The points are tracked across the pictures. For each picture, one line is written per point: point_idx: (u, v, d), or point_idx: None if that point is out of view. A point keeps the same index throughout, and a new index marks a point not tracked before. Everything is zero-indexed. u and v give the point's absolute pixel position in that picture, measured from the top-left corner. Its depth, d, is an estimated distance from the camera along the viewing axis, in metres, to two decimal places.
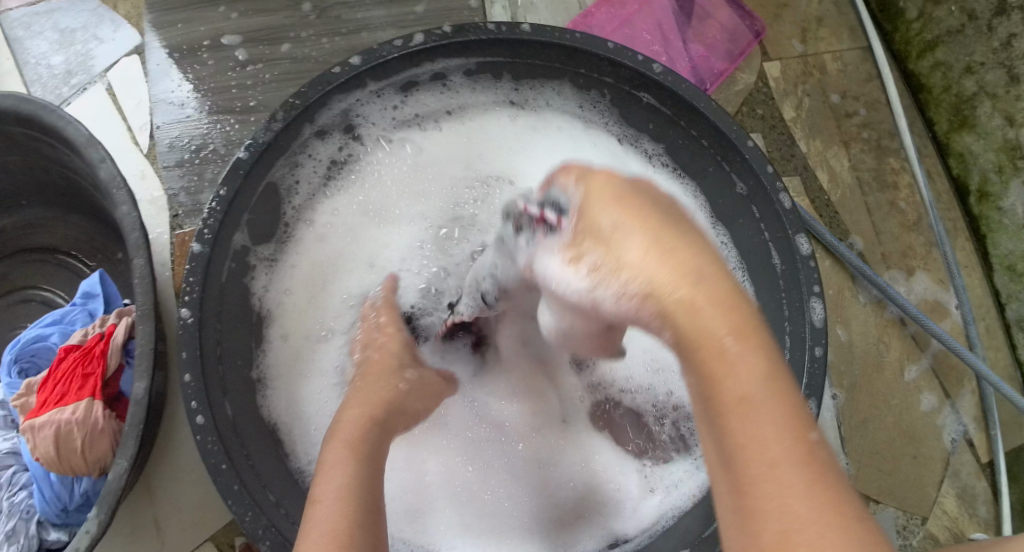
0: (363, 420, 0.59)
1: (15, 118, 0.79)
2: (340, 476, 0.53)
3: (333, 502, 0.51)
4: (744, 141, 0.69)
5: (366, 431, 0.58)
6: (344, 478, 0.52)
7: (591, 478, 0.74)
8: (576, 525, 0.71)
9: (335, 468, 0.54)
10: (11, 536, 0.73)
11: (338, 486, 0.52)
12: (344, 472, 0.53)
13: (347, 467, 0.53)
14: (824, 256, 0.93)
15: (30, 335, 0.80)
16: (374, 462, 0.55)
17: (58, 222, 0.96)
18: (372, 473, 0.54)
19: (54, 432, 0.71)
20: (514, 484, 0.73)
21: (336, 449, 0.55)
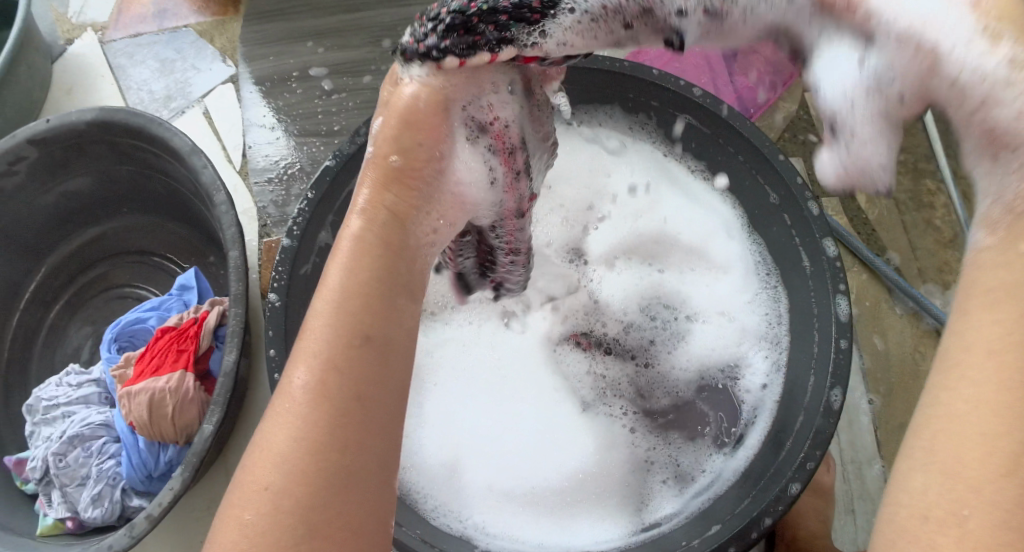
0: (360, 243, 0.52)
1: (124, 129, 0.90)
2: (330, 317, 0.48)
3: (317, 356, 0.47)
4: (777, 156, 0.74)
5: (364, 259, 0.51)
6: (331, 327, 0.48)
7: (608, 457, 0.74)
8: (594, 502, 0.73)
9: (318, 313, 0.49)
10: (96, 500, 0.82)
11: (326, 335, 0.48)
12: (331, 316, 0.49)
13: (333, 311, 0.49)
14: (860, 269, 0.96)
15: (130, 317, 0.90)
16: (375, 302, 0.50)
17: (154, 227, 1.07)
18: (373, 320, 0.49)
19: (148, 398, 0.79)
20: (529, 456, 0.75)
21: (326, 296, 0.50)
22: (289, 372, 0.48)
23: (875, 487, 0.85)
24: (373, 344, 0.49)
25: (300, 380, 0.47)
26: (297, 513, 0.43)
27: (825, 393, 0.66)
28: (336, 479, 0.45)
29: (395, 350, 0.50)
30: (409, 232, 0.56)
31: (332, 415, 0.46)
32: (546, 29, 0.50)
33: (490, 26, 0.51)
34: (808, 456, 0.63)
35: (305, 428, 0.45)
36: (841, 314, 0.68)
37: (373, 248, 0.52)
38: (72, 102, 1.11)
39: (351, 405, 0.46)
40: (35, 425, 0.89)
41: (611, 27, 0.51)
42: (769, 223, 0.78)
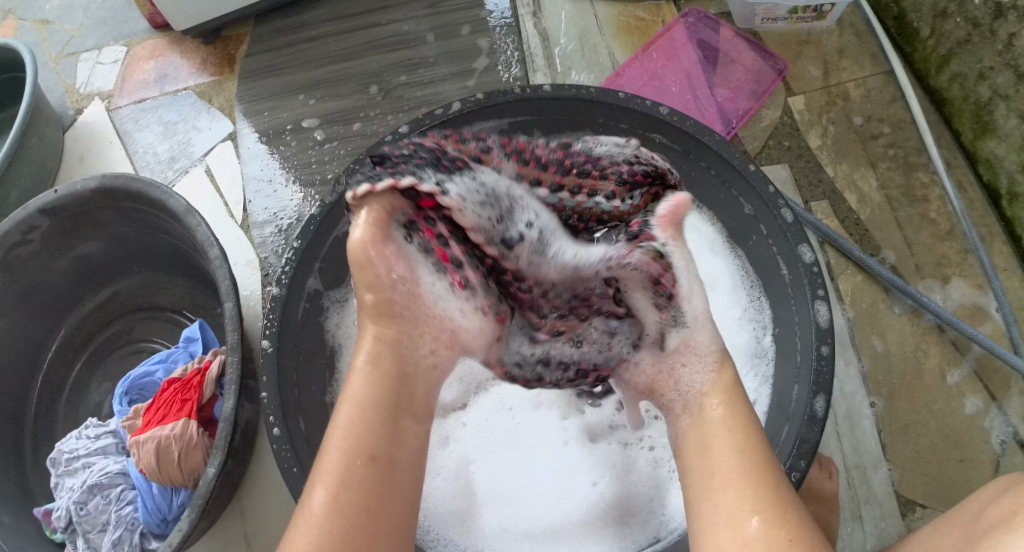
0: (371, 373, 0.60)
1: (126, 194, 0.94)
2: (343, 441, 0.57)
3: (330, 478, 0.56)
4: (747, 166, 0.74)
5: (373, 387, 0.59)
6: (342, 454, 0.56)
7: (620, 485, 0.75)
8: (605, 530, 0.73)
9: (334, 442, 0.57)
10: (117, 544, 0.85)
11: (339, 457, 0.56)
12: (344, 440, 0.57)
13: (346, 437, 0.57)
14: (854, 271, 0.95)
15: (140, 370, 0.94)
16: (378, 425, 0.58)
17: (166, 283, 1.10)
18: (378, 442, 0.57)
19: (155, 445, 0.82)
20: (544, 492, 0.76)
21: (339, 424, 0.58)
22: (310, 495, 0.56)
23: (882, 491, 0.85)
24: (377, 463, 0.57)
25: (318, 500, 0.55)
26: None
27: (808, 400, 0.66)
28: None
29: (400, 467, 0.58)
30: (407, 358, 0.62)
31: (344, 533, 0.54)
32: (449, 180, 0.62)
33: (405, 165, 0.61)
34: (792, 467, 0.64)
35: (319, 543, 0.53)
36: (821, 319, 0.68)
37: (382, 376, 0.60)
38: (83, 168, 1.16)
39: (360, 519, 0.54)
40: (59, 477, 0.92)
41: (489, 215, 0.64)
42: (748, 234, 0.76)
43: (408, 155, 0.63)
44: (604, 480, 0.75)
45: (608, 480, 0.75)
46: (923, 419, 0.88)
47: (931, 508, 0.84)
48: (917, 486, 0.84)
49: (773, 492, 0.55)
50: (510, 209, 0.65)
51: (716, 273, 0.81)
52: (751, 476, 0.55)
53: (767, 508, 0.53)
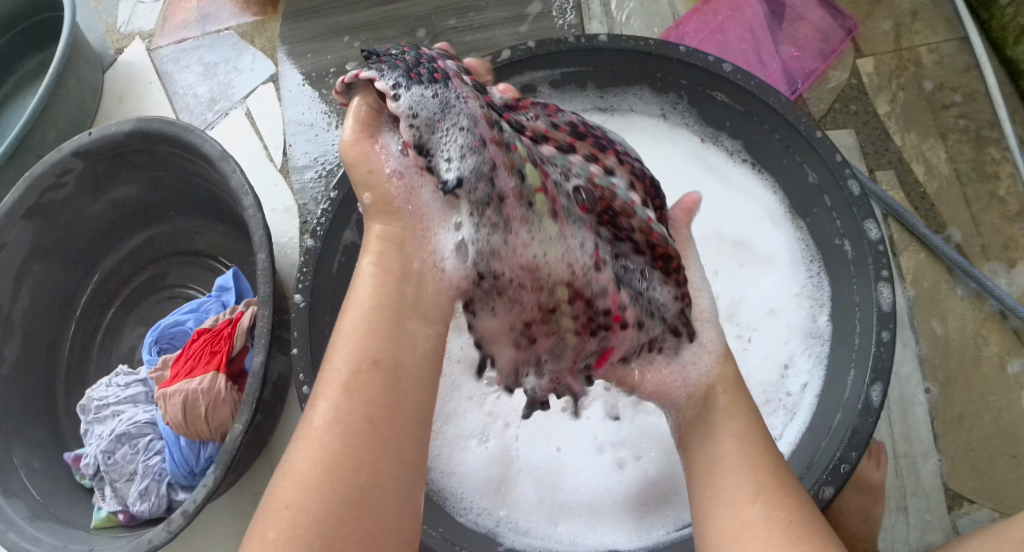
0: (378, 278, 0.58)
1: (161, 138, 0.91)
2: (348, 351, 0.55)
3: (335, 389, 0.54)
4: (814, 133, 0.68)
5: (379, 288, 0.57)
6: (346, 357, 0.54)
7: (664, 462, 0.72)
8: (644, 508, 0.71)
9: (344, 341, 0.55)
10: (144, 494, 0.85)
11: (342, 367, 0.54)
12: (350, 345, 0.55)
13: (353, 342, 0.55)
14: (917, 249, 0.90)
15: (170, 320, 0.93)
16: (382, 332, 0.56)
17: (201, 229, 1.08)
18: (382, 348, 0.55)
19: (182, 399, 0.81)
20: (584, 463, 0.73)
21: (346, 325, 0.56)
22: (315, 401, 0.54)
23: (930, 483, 0.81)
24: (381, 369, 0.55)
25: (319, 412, 0.53)
26: (312, 530, 0.50)
27: (864, 388, 0.62)
28: (348, 492, 0.51)
29: (404, 375, 0.55)
30: (409, 258, 0.59)
31: (343, 438, 0.52)
32: (414, 84, 0.55)
33: (383, 60, 0.58)
34: (843, 458, 0.60)
35: (320, 455, 0.52)
36: (883, 304, 0.63)
37: (389, 277, 0.58)
38: (122, 109, 1.14)
39: (364, 431, 0.52)
40: (89, 424, 0.93)
41: (431, 126, 0.56)
42: (811, 205, 0.71)
43: (394, 54, 0.58)
44: (647, 456, 0.72)
45: (652, 455, 0.72)
46: (978, 410, 0.84)
47: (979, 504, 0.80)
48: (967, 479, 0.81)
49: (774, 477, 0.55)
50: (459, 124, 0.56)
51: (776, 245, 0.75)
52: (753, 467, 0.55)
53: (770, 493, 0.53)
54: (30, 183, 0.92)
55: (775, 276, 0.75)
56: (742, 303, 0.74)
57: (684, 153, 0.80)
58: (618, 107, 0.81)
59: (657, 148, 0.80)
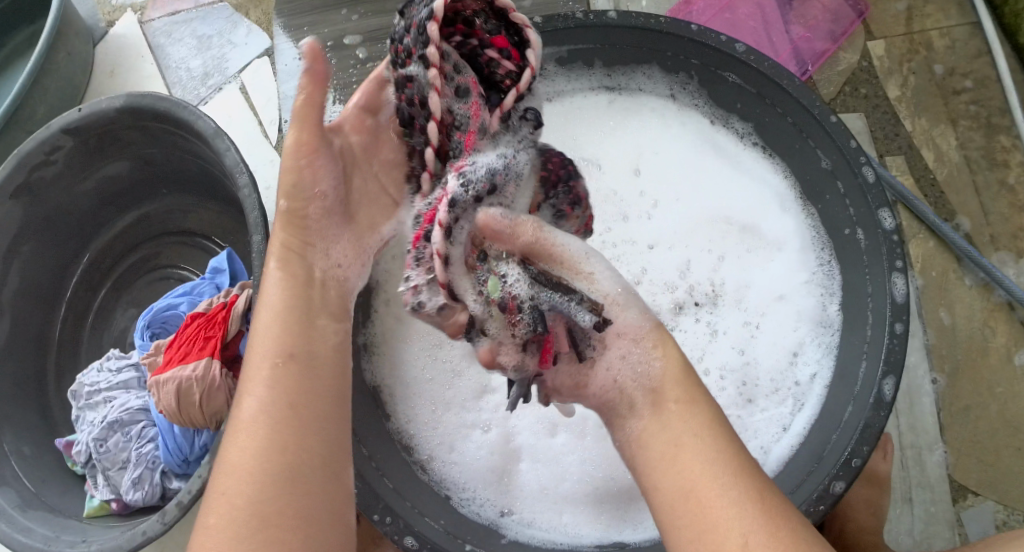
0: (285, 278, 0.60)
1: (154, 114, 0.88)
2: (265, 347, 0.56)
3: (257, 381, 0.55)
4: (828, 117, 0.66)
5: (292, 285, 0.60)
6: (264, 351, 0.56)
7: None
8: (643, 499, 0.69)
9: (257, 342, 0.57)
10: (137, 482, 0.84)
11: (262, 359, 0.56)
12: (265, 343, 0.57)
13: (267, 339, 0.57)
14: (926, 236, 0.88)
15: (163, 303, 0.91)
16: (294, 324, 0.58)
17: (194, 207, 1.06)
18: (297, 339, 0.57)
19: (176, 386, 0.80)
20: (589, 453, 0.72)
21: (258, 329, 0.58)
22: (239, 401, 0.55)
23: (935, 475, 0.80)
24: (297, 358, 0.56)
25: (244, 406, 0.54)
26: (244, 513, 0.49)
27: (876, 381, 0.61)
28: (280, 476, 0.51)
29: (319, 363, 0.57)
30: (309, 264, 0.62)
31: (271, 423, 0.52)
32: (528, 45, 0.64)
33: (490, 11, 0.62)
34: (853, 452, 0.59)
35: (247, 443, 0.52)
36: (897, 295, 0.62)
37: (295, 279, 0.60)
38: (113, 84, 1.11)
39: (287, 416, 0.53)
40: (80, 410, 0.91)
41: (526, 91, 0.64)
42: (823, 191, 0.70)
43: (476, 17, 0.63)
44: None
45: None
46: (984, 402, 0.83)
47: (982, 497, 0.80)
48: (972, 472, 0.80)
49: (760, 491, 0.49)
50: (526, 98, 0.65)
51: (785, 230, 0.74)
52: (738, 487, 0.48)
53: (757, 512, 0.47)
54: (17, 161, 0.89)
55: (784, 261, 0.73)
56: (750, 288, 0.73)
57: (692, 136, 0.78)
58: (625, 86, 0.78)
59: (659, 128, 0.78)
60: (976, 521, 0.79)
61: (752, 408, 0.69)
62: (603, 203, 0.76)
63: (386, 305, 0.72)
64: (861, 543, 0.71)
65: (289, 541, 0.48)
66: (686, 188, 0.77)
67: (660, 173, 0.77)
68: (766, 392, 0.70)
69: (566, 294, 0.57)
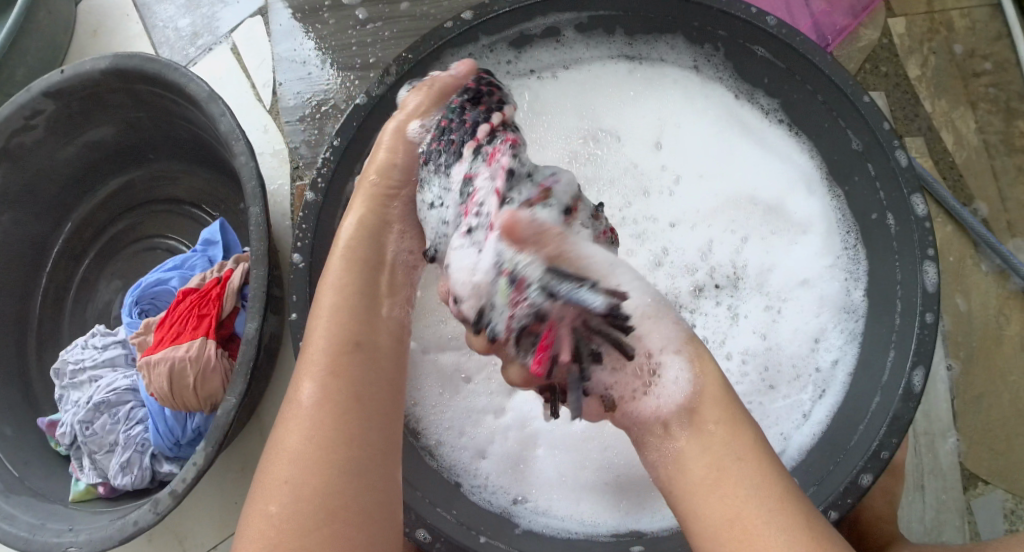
0: (347, 263, 0.58)
1: (141, 77, 0.83)
2: (327, 334, 0.54)
3: (316, 368, 0.53)
4: (860, 96, 0.63)
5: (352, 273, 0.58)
6: (326, 338, 0.54)
7: None
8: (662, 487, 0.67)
9: (316, 328, 0.55)
10: (126, 467, 0.81)
11: (322, 345, 0.54)
12: (325, 329, 0.55)
13: (329, 326, 0.55)
14: (944, 220, 0.86)
15: (152, 278, 0.86)
16: (354, 311, 0.56)
17: (183, 174, 1.01)
18: (356, 328, 0.55)
19: (168, 368, 0.76)
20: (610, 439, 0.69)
21: (319, 313, 0.56)
22: (295, 387, 0.53)
23: (947, 463, 0.79)
24: (359, 350, 0.54)
25: (301, 393, 0.52)
26: (311, 505, 0.48)
27: (905, 372, 0.59)
28: (343, 470, 0.49)
29: (380, 354, 0.56)
30: (376, 250, 0.60)
31: (334, 415, 0.51)
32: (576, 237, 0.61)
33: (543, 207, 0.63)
34: (882, 444, 0.57)
35: (309, 434, 0.50)
36: (929, 284, 0.60)
37: (361, 263, 0.59)
38: (98, 44, 1.05)
39: (349, 407, 0.52)
40: (64, 389, 0.87)
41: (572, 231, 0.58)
42: (852, 172, 0.67)
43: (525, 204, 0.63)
44: None
45: None
46: (998, 390, 0.82)
47: (993, 486, 0.79)
48: (985, 461, 0.79)
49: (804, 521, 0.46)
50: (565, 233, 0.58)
51: (811, 213, 0.72)
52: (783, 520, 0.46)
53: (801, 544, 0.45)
54: None
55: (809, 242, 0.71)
56: (773, 271, 0.71)
57: (717, 111, 0.75)
58: (647, 55, 0.75)
59: (676, 101, 0.75)
60: (986, 509, 0.78)
61: (774, 394, 0.68)
62: (623, 177, 0.74)
63: None
64: (876, 533, 0.70)
65: (355, 537, 0.48)
66: (707, 166, 0.74)
67: (682, 148, 0.74)
68: (787, 378, 0.68)
69: (578, 282, 0.51)
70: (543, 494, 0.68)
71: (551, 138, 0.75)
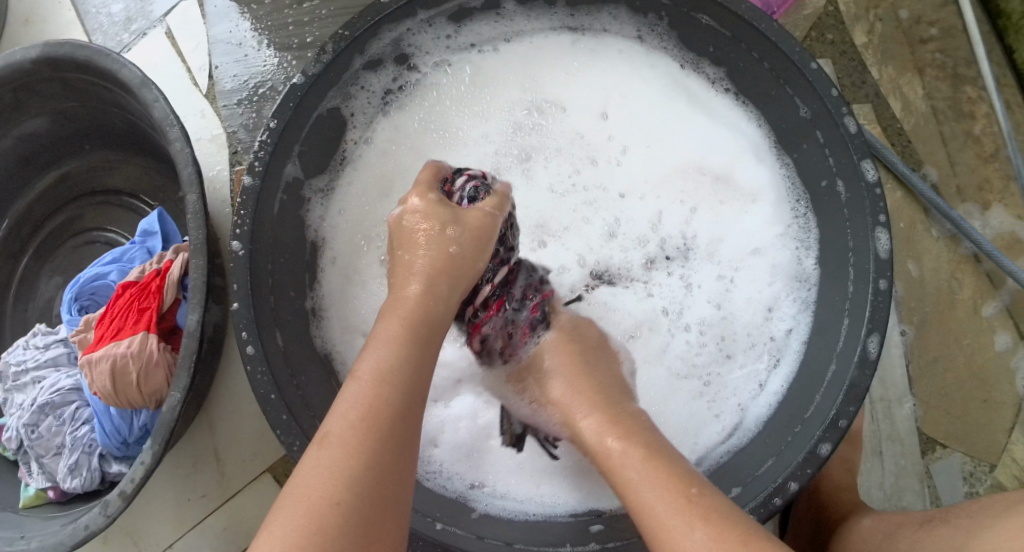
0: (423, 299, 0.55)
1: (73, 66, 0.79)
2: (394, 364, 0.51)
3: (378, 396, 0.49)
4: (807, 63, 0.62)
5: (425, 315, 0.54)
6: (395, 365, 0.51)
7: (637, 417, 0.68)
8: None
9: (382, 354, 0.51)
10: (74, 469, 0.77)
11: (389, 373, 0.50)
12: (394, 358, 0.51)
13: (397, 354, 0.51)
14: (894, 186, 0.86)
15: (90, 273, 0.83)
16: (422, 350, 0.53)
17: (121, 163, 0.97)
18: (419, 366, 0.52)
19: (110, 365, 0.73)
20: None
21: (387, 342, 0.52)
22: (347, 405, 0.49)
23: (905, 429, 0.80)
24: (420, 391, 0.51)
25: (354, 414, 0.48)
26: (354, 538, 0.44)
27: (860, 339, 0.59)
28: (386, 504, 0.46)
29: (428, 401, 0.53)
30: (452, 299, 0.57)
31: (391, 446, 0.47)
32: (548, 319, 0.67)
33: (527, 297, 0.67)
34: (840, 413, 0.57)
35: (368, 458, 0.46)
36: (881, 250, 0.59)
37: (433, 307, 0.55)
38: (29, 34, 0.98)
39: (404, 444, 0.48)
40: (7, 392, 0.83)
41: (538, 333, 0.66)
42: (801, 141, 0.66)
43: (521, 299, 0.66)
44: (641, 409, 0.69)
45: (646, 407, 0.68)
46: (952, 354, 0.83)
47: (951, 449, 0.80)
48: (942, 425, 0.80)
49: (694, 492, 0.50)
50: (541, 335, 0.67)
51: (762, 183, 0.71)
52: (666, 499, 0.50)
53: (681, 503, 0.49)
54: None
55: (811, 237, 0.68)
56: (724, 241, 0.71)
57: (661, 82, 0.74)
58: (589, 27, 0.74)
59: (613, 71, 0.75)
60: (945, 472, 0.79)
61: (731, 364, 0.68)
62: (570, 146, 0.74)
63: (333, 264, 0.73)
64: (837, 501, 0.70)
65: None
66: (655, 139, 0.73)
67: (630, 120, 0.74)
68: (743, 346, 0.68)
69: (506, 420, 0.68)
70: (499, 479, 0.67)
71: (495, 112, 0.75)
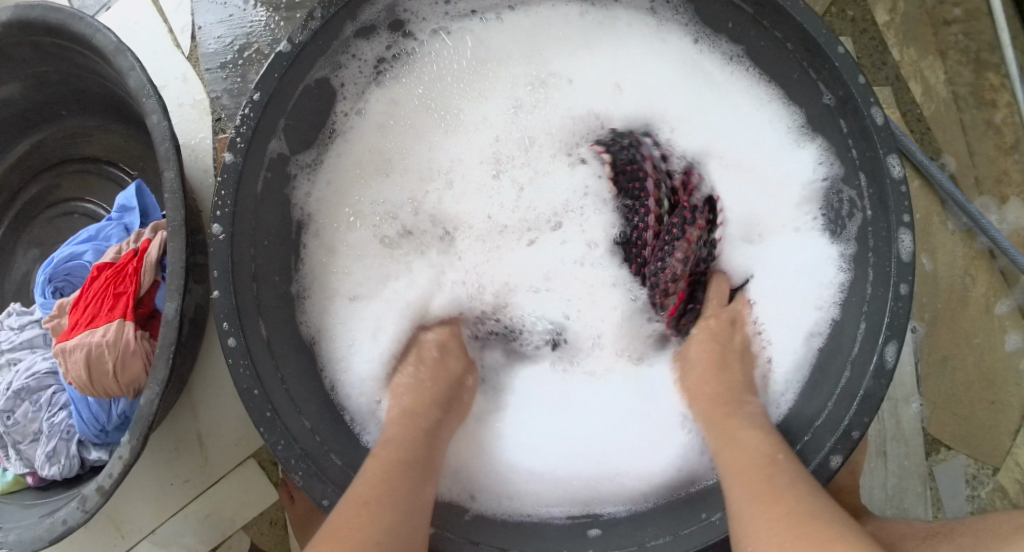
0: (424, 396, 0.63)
1: (44, 29, 0.73)
2: (414, 449, 0.57)
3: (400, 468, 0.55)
4: (835, 46, 0.57)
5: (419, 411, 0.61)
6: (409, 448, 0.57)
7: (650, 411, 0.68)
8: (637, 458, 0.66)
9: (405, 439, 0.58)
10: (51, 456, 0.74)
11: (407, 454, 0.57)
12: (410, 442, 0.58)
13: (413, 440, 0.58)
14: (912, 176, 0.82)
15: (64, 254, 0.79)
16: (427, 439, 0.59)
17: (98, 131, 0.92)
18: (426, 453, 0.58)
19: (84, 355, 0.69)
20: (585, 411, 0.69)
21: (408, 430, 0.59)
22: (370, 471, 0.54)
23: (911, 428, 0.78)
24: (426, 473, 0.56)
25: (374, 475, 0.54)
26: None
27: (877, 347, 0.57)
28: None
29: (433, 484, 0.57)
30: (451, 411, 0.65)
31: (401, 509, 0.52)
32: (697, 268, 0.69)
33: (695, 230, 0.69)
34: (853, 423, 0.56)
35: (394, 520, 0.51)
36: (903, 252, 0.56)
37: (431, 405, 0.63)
38: None
39: (414, 512, 0.53)
40: None
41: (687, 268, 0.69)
42: (823, 129, 0.63)
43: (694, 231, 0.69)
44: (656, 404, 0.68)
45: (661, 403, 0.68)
46: (961, 352, 0.80)
47: (956, 451, 0.78)
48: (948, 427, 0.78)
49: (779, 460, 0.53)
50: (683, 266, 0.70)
51: (803, 162, 0.66)
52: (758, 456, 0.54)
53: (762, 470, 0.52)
54: None
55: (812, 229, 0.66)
56: (764, 227, 0.68)
57: (673, 59, 0.69)
58: None
59: (619, 44, 0.70)
60: (948, 474, 0.78)
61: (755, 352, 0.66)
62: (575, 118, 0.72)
63: (321, 245, 0.69)
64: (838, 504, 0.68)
65: None
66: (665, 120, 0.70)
67: (641, 98, 0.71)
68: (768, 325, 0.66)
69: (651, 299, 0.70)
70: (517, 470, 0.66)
71: (499, 89, 0.72)
